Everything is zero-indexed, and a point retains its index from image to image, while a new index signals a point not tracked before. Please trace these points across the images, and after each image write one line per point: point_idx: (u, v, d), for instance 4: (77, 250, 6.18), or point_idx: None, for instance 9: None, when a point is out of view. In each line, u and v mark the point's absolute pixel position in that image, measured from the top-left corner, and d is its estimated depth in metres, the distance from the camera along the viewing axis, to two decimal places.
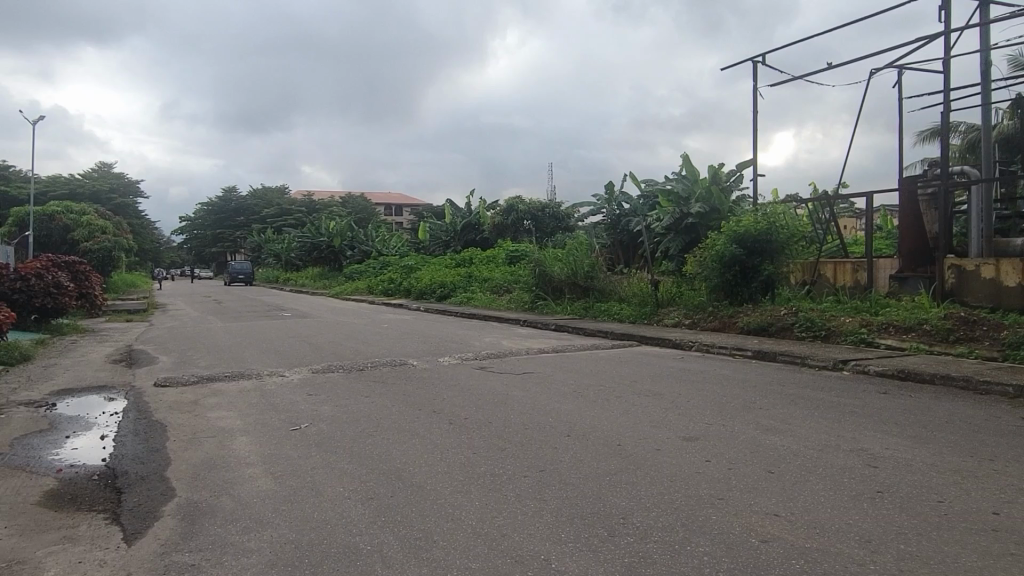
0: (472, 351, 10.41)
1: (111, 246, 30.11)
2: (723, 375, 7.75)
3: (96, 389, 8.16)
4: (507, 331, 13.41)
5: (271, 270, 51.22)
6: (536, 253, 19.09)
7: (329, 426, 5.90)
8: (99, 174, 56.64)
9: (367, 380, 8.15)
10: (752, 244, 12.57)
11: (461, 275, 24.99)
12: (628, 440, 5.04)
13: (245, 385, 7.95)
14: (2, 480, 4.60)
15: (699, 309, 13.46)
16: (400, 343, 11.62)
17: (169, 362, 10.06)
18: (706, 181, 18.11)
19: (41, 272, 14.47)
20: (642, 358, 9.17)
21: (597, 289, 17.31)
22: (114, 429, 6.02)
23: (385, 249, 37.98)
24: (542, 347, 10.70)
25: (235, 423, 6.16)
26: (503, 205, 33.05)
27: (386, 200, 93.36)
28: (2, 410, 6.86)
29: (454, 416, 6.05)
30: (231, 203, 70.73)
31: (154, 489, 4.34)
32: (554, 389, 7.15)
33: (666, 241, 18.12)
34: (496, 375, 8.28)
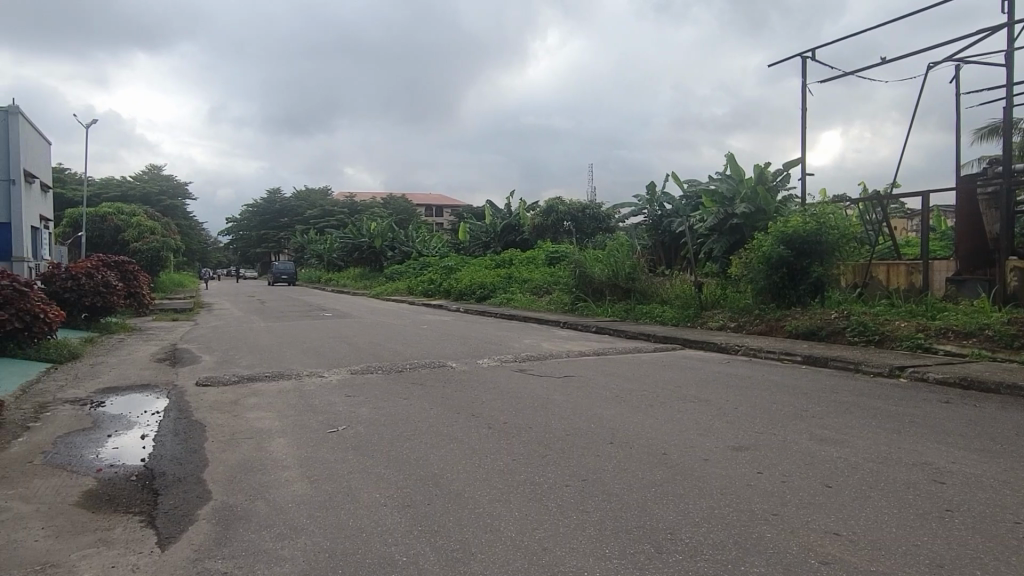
0: (511, 353, 10.28)
1: (159, 246, 30.79)
2: (771, 381, 7.48)
3: (140, 388, 8.23)
4: (547, 333, 13.24)
5: (314, 270, 51.91)
6: (577, 254, 18.87)
7: (367, 428, 5.82)
8: (149, 176, 58.12)
9: (406, 382, 8.07)
10: (801, 245, 12.18)
11: (501, 276, 24.90)
12: (674, 449, 4.84)
13: (285, 386, 7.94)
14: (43, 480, 4.61)
15: (744, 313, 13.10)
16: (440, 344, 11.54)
17: (211, 361, 10.14)
18: (752, 180, 17.67)
19: (91, 272, 14.80)
20: (687, 362, 8.92)
21: (639, 291, 17.02)
22: (155, 429, 6.04)
23: (425, 250, 38.15)
24: (582, 350, 10.51)
25: (273, 424, 6.13)
26: (543, 205, 32.90)
27: (426, 201, 93.95)
28: (48, 408, 6.95)
29: (493, 421, 5.91)
30: (275, 204, 71.94)
31: (191, 492, 4.29)
32: (595, 393, 6.97)
33: (710, 242, 17.74)
34: (536, 378, 8.12)
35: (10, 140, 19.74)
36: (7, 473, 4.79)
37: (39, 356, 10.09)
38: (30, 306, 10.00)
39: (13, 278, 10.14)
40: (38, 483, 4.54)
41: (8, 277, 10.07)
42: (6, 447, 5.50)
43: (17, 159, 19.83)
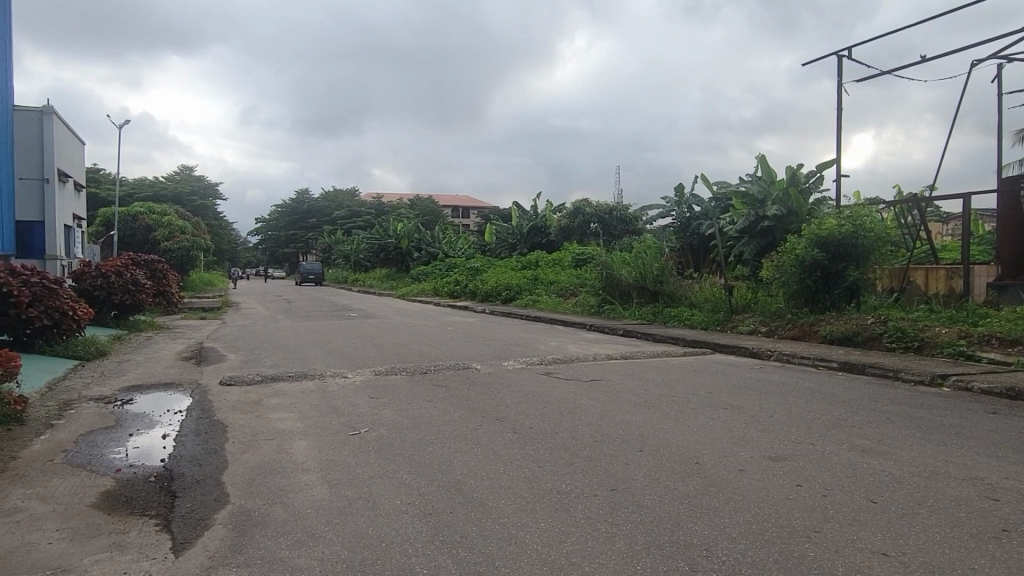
0: (537, 356, 10.11)
1: (189, 245, 31.12)
2: (807, 388, 7.23)
3: (164, 386, 8.21)
4: (574, 336, 13.05)
5: (341, 270, 52.22)
6: (604, 256, 18.65)
7: (390, 431, 5.70)
8: (181, 177, 58.97)
9: (430, 384, 7.95)
10: (835, 248, 11.85)
11: (527, 278, 24.75)
12: (707, 459, 4.65)
13: (308, 386, 7.85)
14: (62, 479, 4.54)
15: (776, 317, 12.80)
16: (465, 346, 11.41)
17: (236, 360, 10.12)
18: (783, 182, 17.32)
19: (121, 270, 14.94)
20: (718, 368, 8.68)
21: (667, 294, 16.76)
22: (176, 429, 5.98)
23: (452, 251, 38.15)
24: (610, 353, 10.31)
25: (295, 425, 6.04)
26: (570, 207, 32.70)
27: (453, 202, 94.18)
28: (72, 406, 6.93)
29: (519, 425, 5.75)
30: (304, 204, 72.58)
31: (208, 495, 4.19)
32: (624, 398, 6.79)
33: (740, 245, 17.42)
34: (563, 381, 7.95)
35: (45, 139, 20.06)
36: (27, 472, 4.74)
37: (67, 353, 10.14)
38: (58, 303, 10.06)
39: (43, 275, 10.22)
40: (57, 483, 4.48)
41: (38, 275, 10.15)
42: (28, 444, 5.47)
43: (51, 159, 20.14)
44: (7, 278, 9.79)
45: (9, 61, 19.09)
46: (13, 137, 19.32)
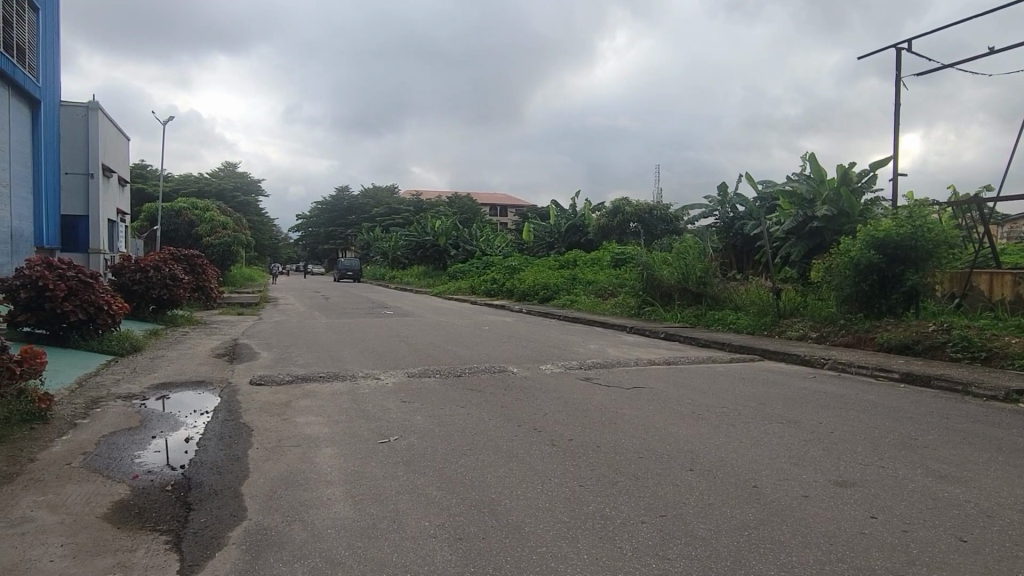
0: (576, 359, 9.72)
1: (230, 241, 31.42)
2: (868, 401, 6.71)
3: (193, 385, 8.03)
4: (613, 339, 12.60)
5: (379, 267, 52.33)
6: (645, 256, 18.13)
7: (421, 440, 5.39)
8: (224, 173, 59.87)
9: (464, 388, 7.63)
10: (893, 251, 11.20)
11: (564, 277, 24.35)
12: (766, 482, 4.23)
13: (339, 388, 7.59)
14: (76, 486, 4.32)
15: (827, 323, 12.20)
16: (501, 348, 11.07)
17: (269, 359, 9.92)
18: (834, 181, 16.58)
19: (159, 264, 14.97)
20: (769, 376, 8.18)
21: (711, 296, 16.22)
22: (200, 432, 5.76)
23: (489, 250, 37.85)
24: (652, 358, 9.87)
25: (323, 430, 5.76)
26: (609, 206, 32.18)
27: (491, 200, 94.07)
28: (99, 404, 6.78)
29: (558, 436, 5.40)
30: (344, 202, 73.14)
31: (225, 509, 3.90)
32: (669, 409, 6.38)
33: (787, 246, 16.75)
34: (603, 388, 7.55)
35: (90, 134, 20.29)
36: (41, 476, 4.53)
37: (101, 348, 10.06)
38: (93, 297, 10.01)
39: (79, 269, 10.19)
40: (70, 490, 4.25)
41: (74, 268, 10.13)
42: (48, 445, 5.28)
43: (96, 154, 20.38)
44: (43, 271, 9.77)
45: (55, 56, 19.33)
46: (59, 132, 19.58)
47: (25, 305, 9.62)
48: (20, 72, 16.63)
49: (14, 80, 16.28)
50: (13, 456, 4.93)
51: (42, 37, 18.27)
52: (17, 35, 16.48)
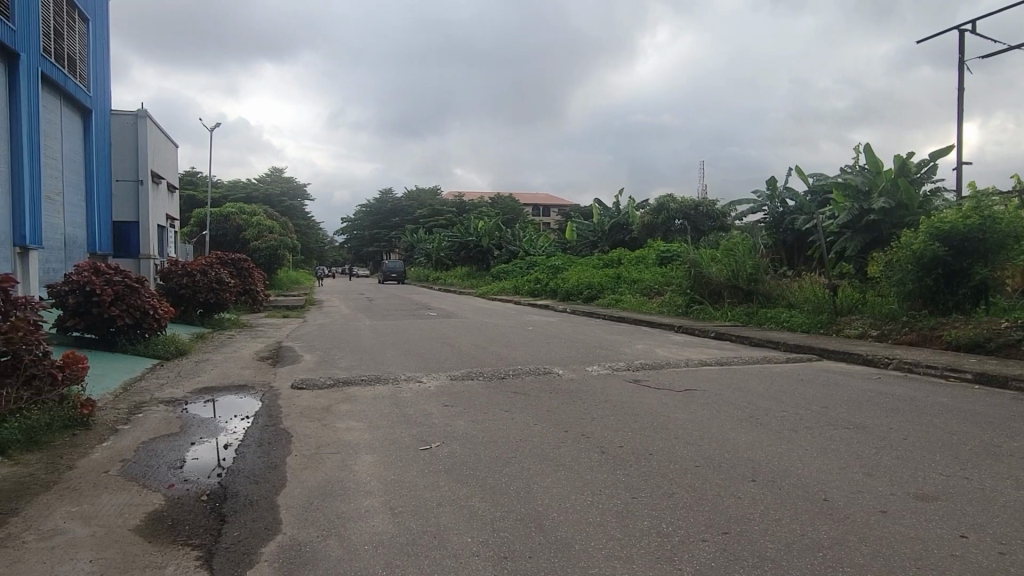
0: (624, 361, 9.39)
1: (277, 245, 31.84)
2: (941, 404, 6.24)
3: (236, 389, 7.96)
4: (661, 338, 12.22)
5: (423, 269, 52.49)
6: (692, 253, 17.67)
7: (464, 446, 5.17)
8: (271, 178, 60.91)
9: (508, 391, 7.40)
10: (960, 244, 10.59)
11: (609, 276, 23.95)
12: (837, 495, 3.88)
13: (381, 392, 7.43)
14: (111, 496, 4.20)
15: (888, 320, 11.63)
16: (546, 349, 10.80)
17: (311, 361, 9.84)
18: (891, 172, 15.88)
19: (206, 269, 15.12)
20: (830, 377, 7.75)
21: (763, 294, 15.70)
22: (239, 438, 5.64)
23: (532, 249, 37.58)
24: (703, 358, 9.49)
25: (364, 436, 5.58)
26: (653, 203, 31.65)
27: (534, 200, 93.76)
28: (141, 409, 6.74)
29: (608, 443, 5.12)
30: (387, 204, 73.73)
31: (259, 521, 3.73)
32: (725, 413, 6.04)
33: (842, 240, 16.11)
34: (653, 391, 7.23)
35: (139, 141, 20.66)
36: (77, 485, 4.42)
37: (148, 352, 10.11)
38: (140, 302, 10.07)
39: (126, 274, 10.28)
40: (104, 500, 4.13)
41: (120, 274, 10.21)
42: (88, 452, 5.21)
43: (145, 161, 20.76)
44: (91, 277, 9.88)
45: (105, 66, 19.75)
46: (110, 140, 19.99)
47: (74, 311, 9.73)
48: (72, 82, 16.97)
49: (65, 90, 16.63)
50: (53, 465, 4.86)
51: (92, 48, 18.65)
52: (68, 46, 16.83)
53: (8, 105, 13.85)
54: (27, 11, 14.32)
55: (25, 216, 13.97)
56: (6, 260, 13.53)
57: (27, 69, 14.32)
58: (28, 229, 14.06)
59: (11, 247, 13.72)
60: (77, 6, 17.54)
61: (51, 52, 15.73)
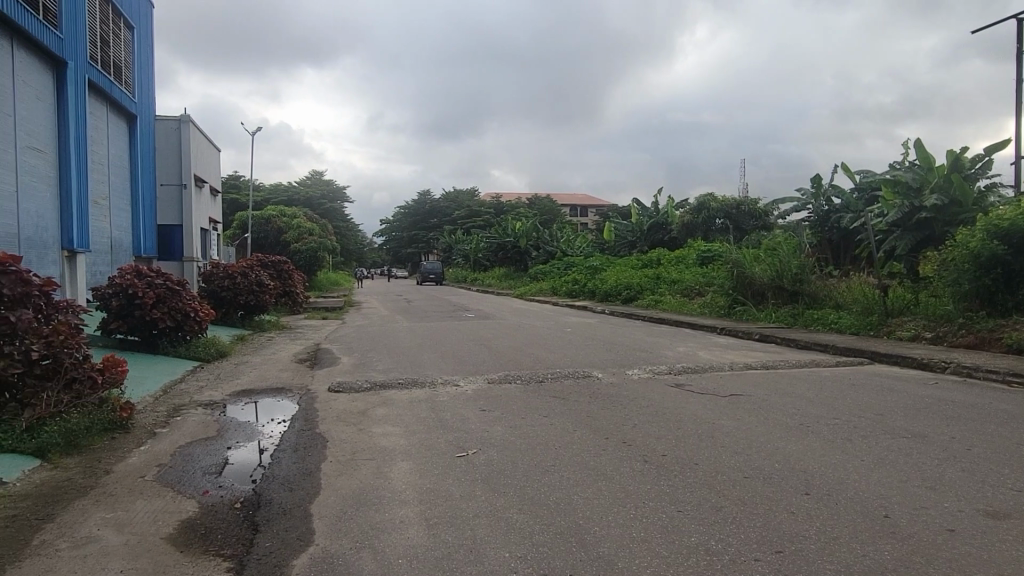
0: (665, 364, 9.15)
1: (317, 246, 32.18)
2: (1006, 412, 5.89)
3: (273, 392, 7.95)
4: (704, 341, 11.92)
5: (461, 270, 52.61)
6: (735, 253, 17.27)
7: (502, 453, 5.03)
8: (311, 181, 61.75)
9: (547, 395, 7.23)
10: (1020, 242, 10.10)
11: (648, 276, 23.61)
12: (899, 512, 3.64)
13: (418, 395, 7.33)
14: (146, 502, 4.16)
15: (943, 321, 11.15)
16: (585, 351, 10.60)
17: (348, 364, 9.82)
18: (944, 167, 15.29)
19: (246, 271, 15.27)
20: (883, 383, 7.41)
21: (809, 294, 15.25)
22: (274, 443, 5.58)
23: (570, 250, 37.34)
24: (748, 362, 9.19)
25: (399, 442, 5.48)
26: (693, 202, 31.16)
27: (571, 200, 93.35)
28: (180, 412, 6.75)
29: (650, 451, 4.93)
30: (425, 206, 74.12)
31: (291, 531, 3.63)
32: (774, 420, 5.79)
33: (892, 239, 15.57)
34: (697, 396, 6.99)
35: (182, 146, 21.02)
36: (113, 490, 4.40)
37: (189, 354, 10.20)
38: (181, 304, 10.17)
39: (167, 277, 10.40)
40: (139, 506, 4.09)
41: (162, 276, 10.33)
42: (126, 456, 5.20)
43: (188, 165, 21.11)
44: (133, 280, 10.00)
45: (149, 72, 20.14)
46: (154, 145, 20.37)
47: (117, 313, 9.87)
48: (117, 88, 17.31)
49: (111, 97, 16.97)
50: (91, 469, 4.85)
51: (137, 55, 19.02)
52: (114, 53, 17.17)
53: (57, 111, 14.16)
54: (74, 20, 14.62)
55: (73, 220, 14.28)
56: (55, 263, 13.84)
57: (74, 77, 14.62)
58: (75, 233, 14.37)
59: (60, 250, 14.03)
60: (123, 14, 17.90)
61: (98, 60, 16.05)
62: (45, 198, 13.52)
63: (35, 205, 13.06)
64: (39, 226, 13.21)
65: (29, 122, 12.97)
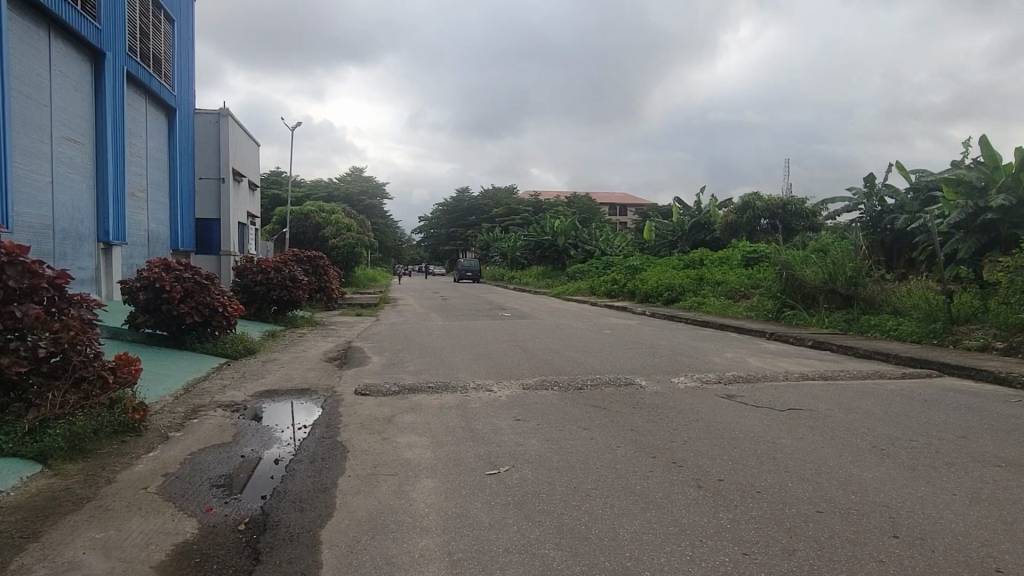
0: (714, 372, 8.51)
1: (354, 242, 32.36)
2: None
3: (297, 393, 7.57)
4: (753, 347, 11.25)
5: (498, 268, 52.16)
6: (784, 254, 16.47)
7: (538, 473, 4.51)
8: (351, 177, 61.98)
9: (587, 404, 6.69)
10: None
11: (691, 277, 22.85)
12: (1012, 566, 3.03)
13: (448, 401, 6.85)
14: (142, 520, 3.76)
15: (1016, 331, 10.31)
16: (626, 355, 10.03)
17: (379, 364, 9.41)
18: (1013, 167, 14.24)
19: (280, 265, 15.01)
20: (960, 400, 6.69)
21: (864, 299, 14.41)
22: (292, 452, 5.17)
23: (609, 250, 36.65)
24: (804, 371, 8.52)
25: (425, 455, 5.00)
26: (737, 201, 30.26)
27: (611, 199, 92.21)
28: (197, 414, 6.39)
29: (704, 475, 4.38)
30: (464, 203, 73.89)
31: (295, 564, 3.18)
32: (842, 441, 5.17)
33: (954, 241, 14.62)
34: (752, 409, 6.38)
35: (220, 139, 20.95)
36: (110, 504, 4.01)
37: (216, 350, 9.94)
38: (208, 299, 9.91)
39: (196, 270, 10.11)
40: (134, 525, 3.69)
41: (190, 270, 10.05)
42: (132, 463, 4.83)
43: (226, 159, 21.02)
44: (161, 273, 9.72)
45: (189, 65, 20.07)
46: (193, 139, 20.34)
47: (144, 307, 9.63)
48: (156, 81, 17.24)
49: (150, 90, 16.89)
50: (92, 477, 4.48)
51: (177, 47, 18.94)
52: (153, 45, 17.09)
53: (94, 102, 14.06)
54: (113, 10, 14.49)
55: (109, 212, 14.18)
56: (90, 255, 13.75)
57: (112, 68, 14.50)
58: (111, 225, 14.27)
59: (95, 242, 13.94)
60: (163, 6, 17.83)
61: (137, 52, 15.94)
62: (81, 189, 13.43)
63: (70, 196, 12.95)
64: (74, 217, 13.11)
65: (66, 112, 12.84)
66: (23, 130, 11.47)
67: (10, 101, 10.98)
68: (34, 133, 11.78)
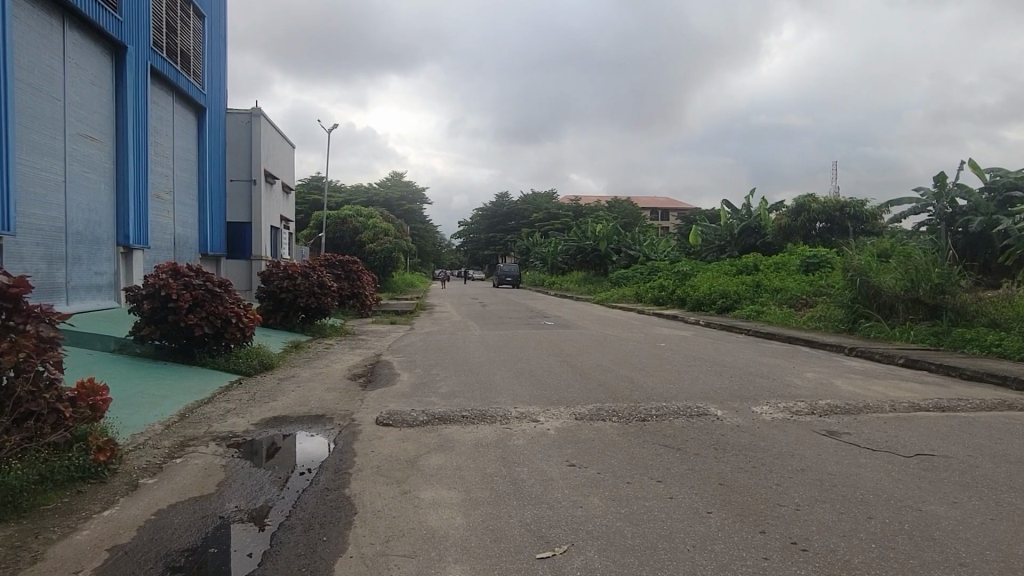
0: (803, 399, 7.13)
1: (391, 248, 31.49)
2: None
3: (310, 421, 6.44)
4: (835, 365, 9.79)
5: (538, 274, 51.07)
6: (855, 259, 14.81)
7: (608, 558, 3.27)
8: (391, 182, 61.67)
9: (655, 443, 5.43)
10: None
11: (745, 284, 21.30)
12: None
13: (486, 437, 5.63)
14: None
15: None
16: (691, 376, 8.67)
17: (408, 384, 8.25)
18: None
19: (309, 271, 14.01)
20: None
21: (954, 309, 12.88)
22: (286, 509, 4.04)
23: (654, 254, 35.30)
24: (912, 400, 7.07)
25: (455, 521, 3.79)
26: (791, 204, 28.83)
27: (652, 204, 90.48)
28: (185, 450, 5.31)
29: (845, 571, 3.10)
30: (504, 208, 72.92)
31: None
32: (1018, 513, 3.80)
33: None
34: (869, 455, 5.03)
35: (253, 140, 20.19)
36: None
37: (228, 365, 8.96)
38: (221, 309, 8.91)
39: (207, 277, 9.13)
40: None
41: (202, 276, 9.08)
42: (77, 527, 3.73)
43: (258, 160, 20.21)
44: (169, 280, 8.74)
45: (221, 65, 19.42)
46: (224, 139, 19.61)
47: (149, 317, 8.66)
48: (184, 78, 16.47)
49: (177, 87, 16.13)
50: (13, 554, 3.38)
51: (207, 44, 18.20)
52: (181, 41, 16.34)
53: (114, 97, 13.28)
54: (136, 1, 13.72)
55: (129, 215, 13.38)
56: (108, 260, 12.97)
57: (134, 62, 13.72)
58: (132, 228, 13.47)
59: (114, 246, 13.17)
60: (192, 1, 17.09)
61: (163, 47, 15.18)
62: (98, 188, 12.63)
63: (86, 197, 12.15)
64: (90, 219, 12.31)
65: (80, 107, 12.03)
66: (32, 125, 10.67)
67: (15, 92, 10.14)
68: (45, 129, 10.99)
